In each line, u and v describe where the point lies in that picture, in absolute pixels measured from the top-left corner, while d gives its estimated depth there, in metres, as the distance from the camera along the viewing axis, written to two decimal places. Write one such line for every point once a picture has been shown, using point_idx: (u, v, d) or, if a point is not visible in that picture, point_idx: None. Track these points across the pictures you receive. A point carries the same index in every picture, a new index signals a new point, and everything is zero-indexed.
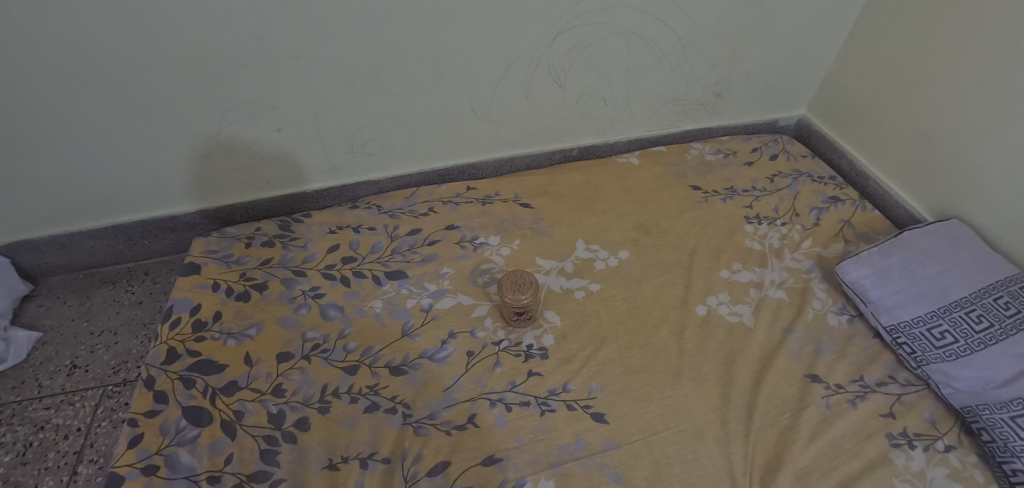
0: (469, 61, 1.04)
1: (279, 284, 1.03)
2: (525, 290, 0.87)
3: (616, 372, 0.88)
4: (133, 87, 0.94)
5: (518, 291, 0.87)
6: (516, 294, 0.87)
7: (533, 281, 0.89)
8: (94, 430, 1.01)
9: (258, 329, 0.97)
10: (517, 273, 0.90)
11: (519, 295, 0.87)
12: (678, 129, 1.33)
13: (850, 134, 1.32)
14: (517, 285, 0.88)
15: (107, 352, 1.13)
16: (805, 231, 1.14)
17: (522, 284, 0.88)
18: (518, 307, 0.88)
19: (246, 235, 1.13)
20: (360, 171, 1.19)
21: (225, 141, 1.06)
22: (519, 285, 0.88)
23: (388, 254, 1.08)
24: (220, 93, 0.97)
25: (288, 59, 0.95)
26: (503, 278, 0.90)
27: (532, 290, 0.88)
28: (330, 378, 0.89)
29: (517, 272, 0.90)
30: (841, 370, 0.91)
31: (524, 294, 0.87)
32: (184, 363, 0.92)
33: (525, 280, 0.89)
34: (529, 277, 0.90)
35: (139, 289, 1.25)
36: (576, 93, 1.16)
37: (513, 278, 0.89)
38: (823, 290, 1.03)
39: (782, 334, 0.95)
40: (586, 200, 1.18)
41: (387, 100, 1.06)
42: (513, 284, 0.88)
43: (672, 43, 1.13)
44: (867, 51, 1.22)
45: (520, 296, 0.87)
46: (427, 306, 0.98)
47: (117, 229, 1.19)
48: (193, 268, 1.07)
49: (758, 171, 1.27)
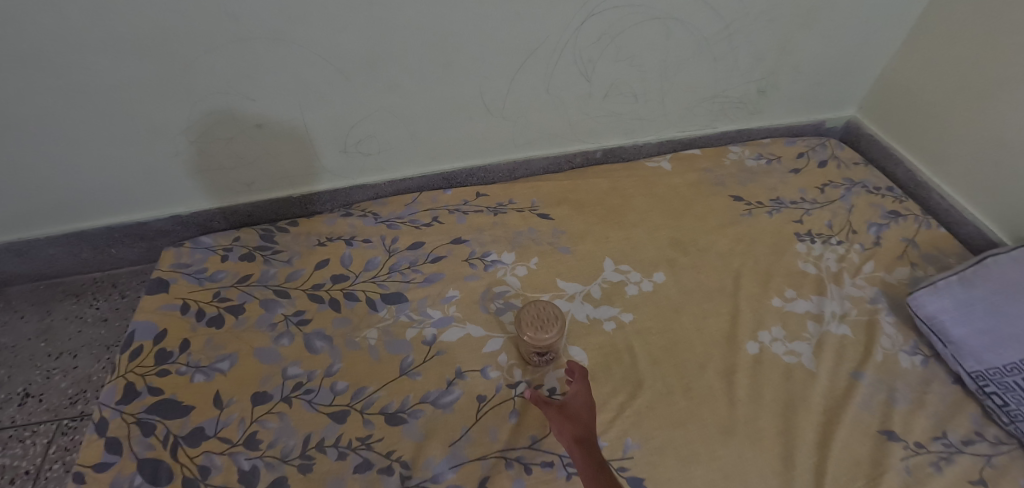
0: (482, 47, 0.89)
1: (258, 306, 0.89)
2: (549, 328, 0.72)
3: (657, 424, 0.74)
4: (82, 74, 0.78)
5: (541, 328, 0.72)
6: (538, 332, 0.72)
7: (559, 316, 0.74)
8: (43, 475, 0.87)
9: (231, 362, 0.82)
10: (541, 304, 0.75)
11: (541, 333, 0.71)
12: (715, 130, 1.18)
13: (908, 139, 1.17)
14: (538, 320, 0.73)
15: (64, 379, 0.99)
16: (865, 251, 0.99)
17: (546, 320, 0.73)
18: (538, 348, 0.72)
19: (223, 247, 0.98)
20: (354, 173, 1.03)
21: (197, 138, 0.90)
22: (542, 320, 0.73)
23: (385, 272, 0.93)
24: (188, 82, 0.82)
25: (266, 42, 0.80)
26: (522, 310, 0.75)
27: (558, 328, 0.73)
28: (314, 427, 0.74)
29: (541, 303, 0.75)
30: (920, 424, 0.77)
31: (547, 332, 0.72)
32: (143, 403, 0.78)
33: (550, 315, 0.74)
34: (556, 312, 0.75)
35: (105, 303, 1.10)
36: (604, 87, 1.01)
37: (535, 312, 0.74)
38: (891, 324, 0.88)
39: (848, 379, 0.80)
40: (612, 211, 1.03)
41: (386, 92, 0.91)
42: (535, 318, 0.73)
43: (716, 30, 0.97)
44: (936, 43, 1.06)
45: (543, 335, 0.71)
46: (430, 338, 0.83)
47: (78, 236, 1.04)
48: (160, 285, 0.92)
49: (806, 180, 1.12)
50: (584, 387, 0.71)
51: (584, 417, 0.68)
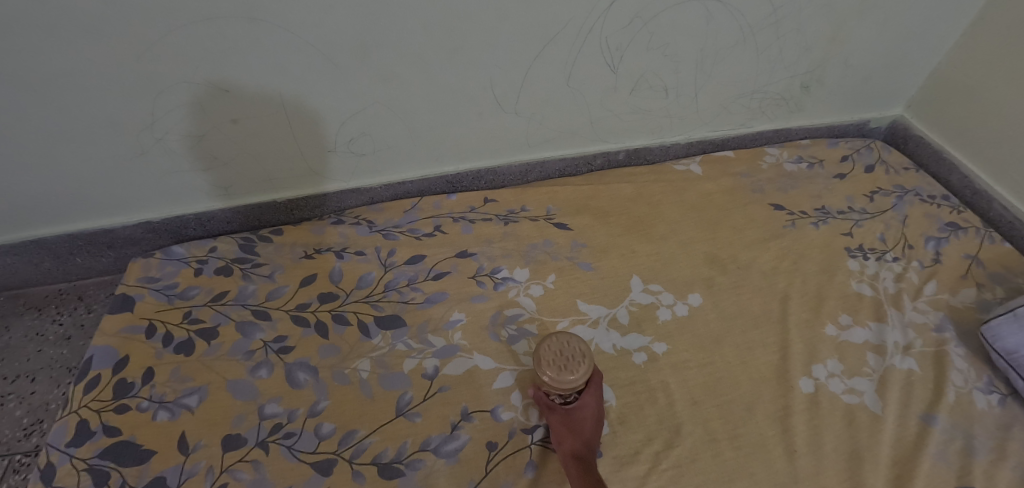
0: (495, 32, 0.76)
1: (234, 330, 0.77)
2: (575, 366, 0.58)
3: (699, 480, 0.62)
4: (23, 59, 0.66)
5: (565, 367, 0.58)
6: (561, 373, 0.58)
7: (586, 351, 0.60)
8: None
9: (200, 397, 0.71)
10: (563, 335, 0.62)
11: (565, 374, 0.58)
12: (751, 130, 1.06)
13: (965, 142, 1.05)
14: (561, 358, 0.59)
15: (19, 406, 0.88)
16: (925, 270, 0.88)
17: (570, 357, 0.59)
18: (561, 391, 0.59)
19: (197, 258, 0.87)
20: (347, 176, 0.92)
21: (165, 136, 0.79)
22: (566, 357, 0.59)
23: (380, 290, 0.81)
24: (148, 69, 0.70)
25: (240, 21, 0.67)
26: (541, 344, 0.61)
27: (586, 366, 0.59)
28: (294, 480, 0.63)
29: (564, 335, 0.61)
30: (1004, 478, 0.66)
31: (573, 373, 0.58)
32: (97, 446, 0.67)
33: (575, 350, 0.60)
34: (582, 345, 0.61)
35: (70, 319, 0.98)
36: (631, 79, 0.89)
37: (557, 346, 0.60)
38: (962, 357, 0.77)
39: (919, 424, 0.69)
40: (639, 221, 0.91)
41: (382, 84, 0.79)
42: (557, 354, 0.60)
43: (762, 16, 0.85)
44: (1002, 33, 0.94)
45: (568, 377, 0.58)
46: (432, 371, 0.72)
47: (38, 244, 0.93)
48: (123, 303, 0.80)
49: (853, 187, 1.01)
50: (596, 398, 0.64)
51: (587, 432, 0.62)
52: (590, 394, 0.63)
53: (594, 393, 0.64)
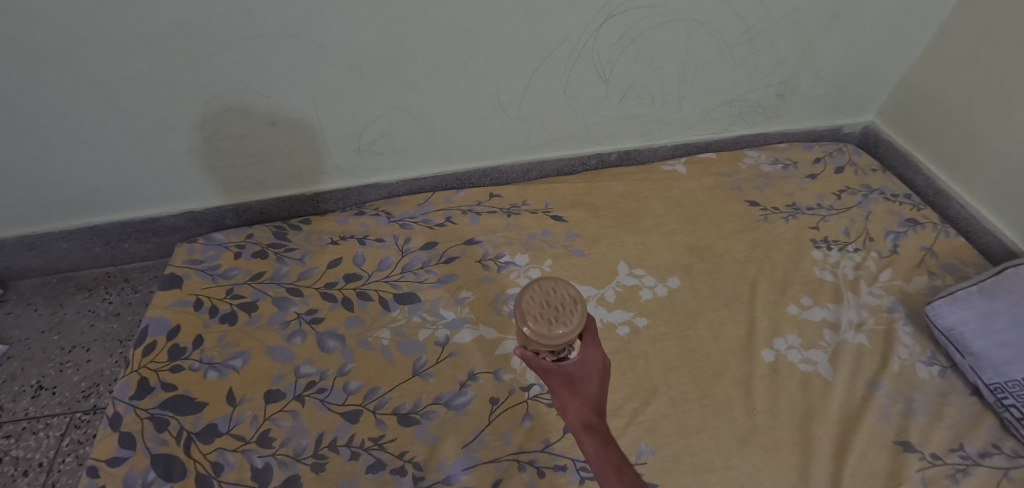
0: (500, 47, 0.88)
1: (271, 304, 0.89)
2: (568, 316, 0.52)
3: (671, 431, 0.73)
4: (99, 68, 0.78)
5: (558, 319, 0.52)
6: (553, 326, 0.52)
7: (577, 296, 0.54)
8: (56, 467, 0.88)
9: (243, 359, 0.82)
10: (545, 280, 0.56)
11: (556, 328, 0.52)
12: (731, 134, 1.17)
13: (927, 146, 1.15)
14: (549, 310, 0.53)
15: (77, 372, 0.99)
16: (882, 259, 0.98)
17: (561, 306, 0.53)
18: (553, 349, 0.53)
19: (236, 244, 0.98)
20: (368, 172, 1.03)
21: (212, 136, 0.90)
22: (555, 307, 0.53)
23: (398, 272, 0.93)
24: (201, 78, 0.82)
25: (282, 38, 0.79)
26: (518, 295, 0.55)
27: (581, 312, 0.53)
28: (327, 427, 0.74)
29: (548, 283, 0.55)
30: (937, 435, 0.77)
31: (568, 324, 0.52)
32: (157, 399, 0.78)
33: (566, 297, 0.54)
34: (571, 289, 0.55)
35: (118, 298, 1.10)
36: (622, 88, 1.00)
37: (541, 295, 0.54)
38: (909, 334, 0.88)
39: (865, 389, 0.80)
40: (628, 215, 1.02)
41: (401, 92, 0.91)
42: (542, 305, 0.53)
43: (737, 34, 0.96)
44: (959, 50, 1.04)
45: (561, 329, 0.52)
46: (443, 339, 0.84)
47: (92, 231, 1.04)
48: (173, 280, 0.92)
49: (823, 186, 1.11)
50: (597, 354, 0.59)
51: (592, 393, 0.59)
52: (588, 347, 0.59)
53: (592, 344, 0.59)
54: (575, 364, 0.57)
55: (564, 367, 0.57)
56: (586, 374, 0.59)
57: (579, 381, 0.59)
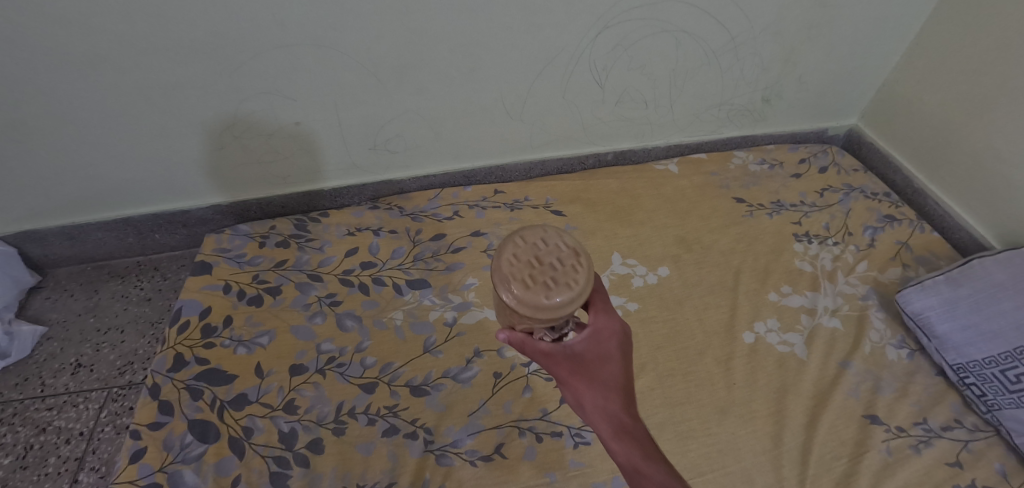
0: (505, 55, 0.96)
1: (293, 288, 0.97)
2: (571, 276, 0.46)
3: (657, 402, 0.81)
4: (143, 73, 0.87)
5: (562, 283, 0.46)
6: (553, 292, 0.46)
7: (574, 246, 0.49)
8: (97, 436, 0.96)
9: (270, 337, 0.90)
10: (530, 231, 0.50)
11: (553, 294, 0.46)
12: (720, 136, 1.25)
13: (906, 148, 1.23)
14: (543, 274, 0.46)
15: (113, 351, 1.07)
16: (859, 252, 1.05)
17: (559, 266, 0.47)
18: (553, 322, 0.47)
19: (260, 234, 1.06)
20: (382, 169, 1.12)
21: (241, 134, 0.99)
22: (553, 267, 0.47)
23: (410, 260, 1.01)
24: (235, 83, 0.90)
25: (308, 47, 0.88)
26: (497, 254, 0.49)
27: (586, 269, 0.48)
28: (346, 397, 0.83)
29: (534, 239, 0.49)
30: (902, 410, 0.84)
31: (575, 287, 0.46)
32: (192, 371, 0.85)
33: (564, 252, 0.48)
34: (568, 240, 0.50)
35: (148, 285, 1.19)
36: (617, 93, 1.08)
37: (530, 250, 0.48)
38: (881, 320, 0.95)
39: (837, 368, 0.88)
40: (622, 210, 1.10)
41: (414, 95, 0.99)
42: (534, 264, 0.47)
43: (723, 43, 1.04)
44: (933, 58, 1.12)
45: (564, 296, 0.46)
46: (451, 320, 0.92)
47: (126, 222, 1.13)
48: (203, 267, 0.99)
49: (807, 185, 1.19)
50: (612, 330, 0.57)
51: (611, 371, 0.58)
52: (599, 317, 0.56)
53: (603, 315, 0.56)
54: (582, 342, 0.56)
55: (569, 347, 0.55)
56: (600, 353, 0.57)
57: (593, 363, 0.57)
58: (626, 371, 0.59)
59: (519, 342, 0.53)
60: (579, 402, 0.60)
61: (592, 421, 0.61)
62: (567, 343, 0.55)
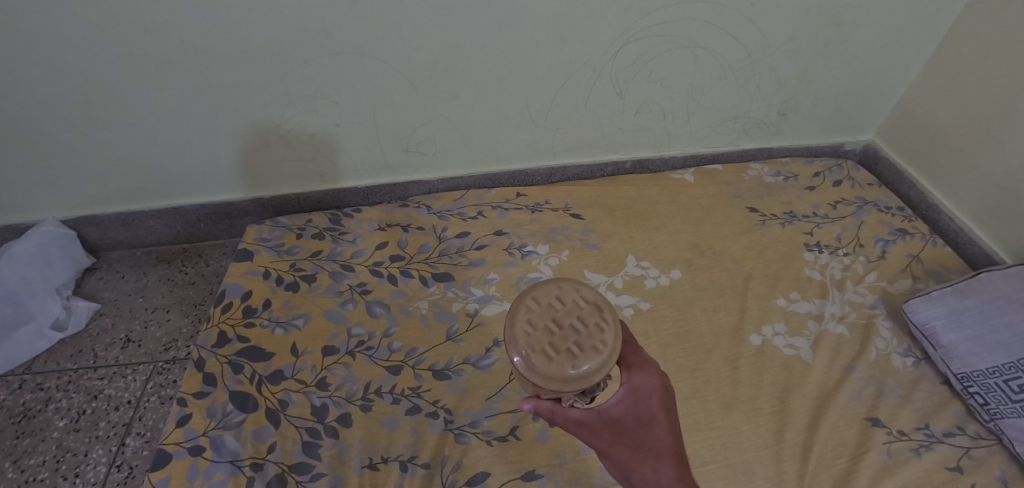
0: (531, 66, 1.03)
1: (327, 277, 1.04)
2: (595, 339, 0.49)
3: None
4: (204, 75, 0.96)
5: (587, 348, 0.48)
6: (579, 359, 0.47)
7: (591, 302, 0.51)
8: (143, 404, 1.04)
9: (305, 320, 0.97)
10: (543, 291, 0.52)
11: (580, 364, 0.47)
12: (736, 148, 1.29)
13: (921, 164, 1.25)
14: (569, 344, 0.48)
15: (159, 329, 1.16)
16: (870, 263, 1.09)
17: (581, 327, 0.49)
18: (586, 388, 0.48)
19: (298, 226, 1.14)
20: (412, 170, 1.19)
21: (287, 133, 1.07)
22: (574, 330, 0.49)
23: (436, 255, 1.08)
24: (284, 86, 0.99)
25: (352, 56, 0.96)
26: (513, 320, 0.51)
27: (608, 323, 0.50)
28: (373, 377, 0.89)
29: (550, 300, 0.52)
30: (905, 415, 0.87)
31: (601, 349, 0.48)
32: (234, 347, 0.92)
33: (582, 309, 0.51)
34: (584, 293, 0.52)
35: (193, 270, 1.27)
36: (636, 105, 1.14)
37: (547, 314, 0.51)
38: (888, 328, 0.98)
39: (841, 372, 0.91)
40: (638, 215, 1.15)
41: (446, 102, 1.06)
42: (554, 330, 0.50)
43: (740, 59, 1.09)
44: (949, 78, 1.15)
45: (592, 361, 0.47)
46: (473, 311, 0.99)
47: (176, 211, 1.22)
48: (245, 254, 1.07)
49: (820, 197, 1.22)
50: (649, 384, 0.56)
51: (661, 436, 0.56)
52: (633, 376, 0.56)
53: (638, 371, 0.56)
54: (619, 405, 0.56)
55: (605, 412, 0.56)
56: (641, 417, 0.56)
57: (634, 428, 0.56)
58: (674, 437, 0.57)
59: (546, 413, 0.54)
60: (629, 477, 0.57)
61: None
62: (604, 408, 0.56)
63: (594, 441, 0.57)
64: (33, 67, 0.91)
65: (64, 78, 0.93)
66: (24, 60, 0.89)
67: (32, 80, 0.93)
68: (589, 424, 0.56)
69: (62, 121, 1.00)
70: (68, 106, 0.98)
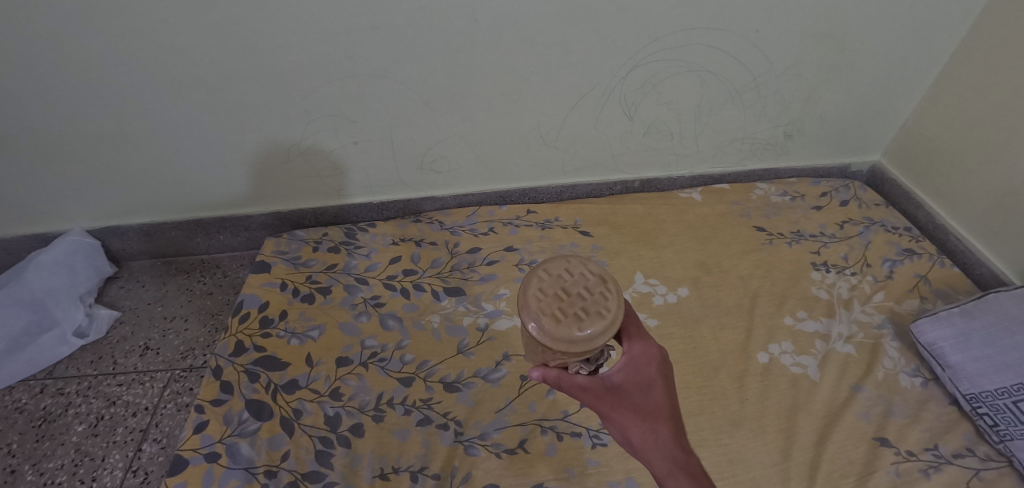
0: (544, 88, 1.06)
1: (342, 289, 1.07)
2: (601, 304, 0.51)
3: None
4: (229, 96, 1.00)
5: (592, 312, 0.50)
6: (585, 323, 0.50)
7: (598, 274, 0.53)
8: (159, 411, 1.06)
9: (320, 331, 0.99)
10: (553, 263, 0.54)
11: (584, 328, 0.49)
12: (743, 168, 1.31)
13: (928, 185, 1.27)
14: (576, 309, 0.51)
15: (177, 338, 1.19)
16: (877, 283, 1.09)
17: (587, 294, 0.51)
18: (590, 352, 0.51)
19: (314, 239, 1.17)
20: (427, 186, 1.23)
21: (306, 150, 1.11)
22: (581, 297, 0.51)
23: (448, 270, 1.11)
24: (305, 105, 1.03)
25: (371, 77, 1.00)
26: (524, 288, 0.53)
27: (612, 293, 0.52)
28: (386, 388, 0.91)
29: (559, 268, 0.54)
30: (913, 435, 0.87)
31: (605, 314, 0.50)
32: (250, 357, 0.94)
33: (589, 280, 0.53)
34: (591, 266, 0.54)
35: (210, 281, 1.31)
36: (645, 126, 1.17)
37: (556, 283, 0.52)
38: (895, 348, 0.99)
39: (849, 391, 0.92)
40: (646, 233, 1.18)
41: (460, 122, 1.10)
42: (562, 296, 0.51)
43: (746, 82, 1.12)
44: (953, 101, 1.17)
45: (596, 325, 0.49)
46: (483, 325, 1.01)
47: (197, 223, 1.26)
48: (263, 266, 1.10)
49: (827, 217, 1.24)
50: (646, 352, 0.60)
51: (660, 399, 0.58)
52: (634, 346, 0.60)
53: (638, 342, 0.60)
54: (620, 372, 0.60)
55: (607, 379, 0.59)
56: (640, 382, 0.59)
57: (634, 393, 0.59)
58: (672, 400, 0.59)
59: (553, 380, 0.58)
60: (629, 440, 0.59)
61: (647, 459, 0.59)
62: (606, 375, 0.60)
63: (598, 407, 0.59)
64: (72, 87, 0.96)
65: (99, 97, 0.98)
66: (62, 79, 0.95)
67: (70, 98, 0.98)
68: (593, 389, 0.59)
69: (94, 136, 1.05)
70: (101, 122, 1.02)
